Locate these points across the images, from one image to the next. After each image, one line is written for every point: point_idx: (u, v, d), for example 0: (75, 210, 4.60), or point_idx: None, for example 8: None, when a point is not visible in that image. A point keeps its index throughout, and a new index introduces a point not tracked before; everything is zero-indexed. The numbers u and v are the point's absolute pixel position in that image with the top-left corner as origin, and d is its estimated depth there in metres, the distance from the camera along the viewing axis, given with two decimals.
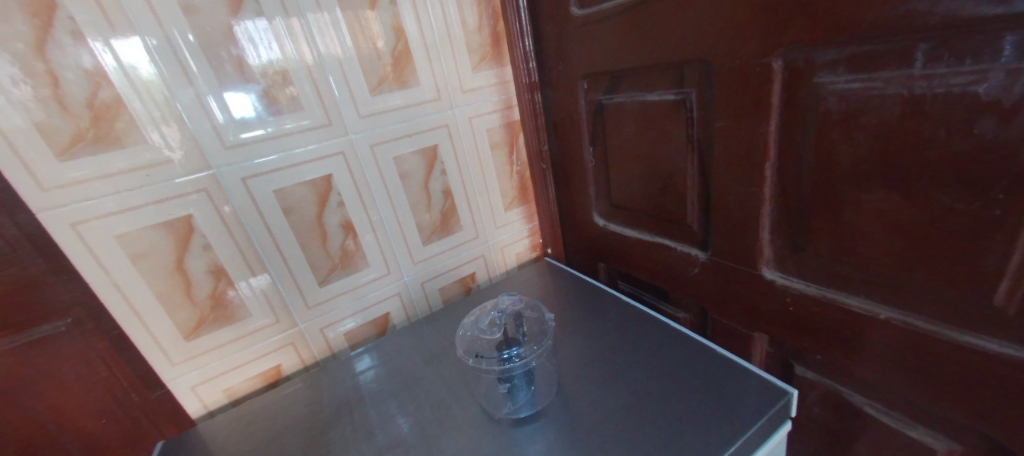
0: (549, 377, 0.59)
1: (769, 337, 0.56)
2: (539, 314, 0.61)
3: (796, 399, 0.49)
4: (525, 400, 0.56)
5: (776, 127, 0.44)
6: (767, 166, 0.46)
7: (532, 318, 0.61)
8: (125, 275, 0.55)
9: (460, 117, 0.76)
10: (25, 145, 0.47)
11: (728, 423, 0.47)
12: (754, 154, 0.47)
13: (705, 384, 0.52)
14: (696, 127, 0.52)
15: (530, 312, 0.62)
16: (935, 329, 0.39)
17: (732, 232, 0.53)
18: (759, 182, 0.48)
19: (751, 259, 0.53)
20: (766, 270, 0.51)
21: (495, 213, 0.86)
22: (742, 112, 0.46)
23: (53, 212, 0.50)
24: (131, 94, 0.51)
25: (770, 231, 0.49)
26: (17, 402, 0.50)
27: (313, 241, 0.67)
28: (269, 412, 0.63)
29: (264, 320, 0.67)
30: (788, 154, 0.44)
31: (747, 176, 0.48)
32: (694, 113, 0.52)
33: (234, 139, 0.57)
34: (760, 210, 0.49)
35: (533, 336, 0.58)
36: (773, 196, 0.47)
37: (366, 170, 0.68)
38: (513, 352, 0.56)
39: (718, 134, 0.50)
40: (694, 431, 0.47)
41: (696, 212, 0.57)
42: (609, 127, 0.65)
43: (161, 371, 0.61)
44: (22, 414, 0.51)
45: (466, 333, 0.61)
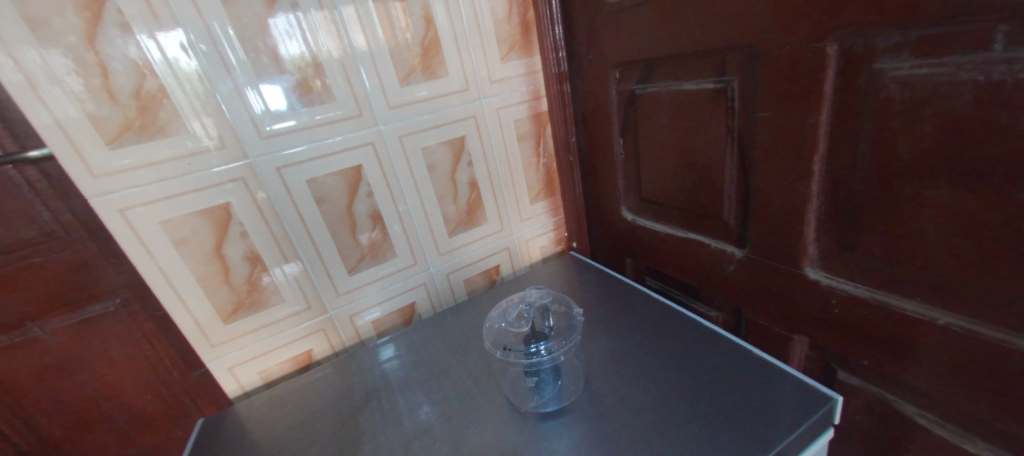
0: (576, 373, 0.58)
1: (809, 340, 0.53)
2: (566, 309, 0.61)
3: (840, 407, 0.47)
4: (552, 395, 0.55)
5: (827, 118, 0.41)
6: (815, 159, 0.44)
7: (559, 313, 0.61)
8: (169, 259, 0.58)
9: (488, 109, 0.75)
10: (78, 133, 0.50)
11: (769, 424, 0.45)
12: (800, 146, 0.44)
13: (742, 384, 0.51)
14: (736, 119, 0.50)
15: (557, 306, 0.62)
16: (1000, 338, 0.36)
17: (773, 228, 0.51)
18: (805, 176, 0.45)
19: (792, 258, 0.50)
20: (810, 270, 0.49)
21: (521, 206, 0.85)
22: (790, 102, 0.44)
23: (103, 198, 0.52)
24: (174, 84, 0.53)
25: (816, 228, 0.47)
26: (73, 375, 0.56)
27: (343, 230, 0.68)
28: (302, 394, 0.65)
29: (296, 306, 0.68)
30: (840, 146, 0.41)
31: (792, 168, 0.46)
32: (735, 104, 0.49)
33: (269, 130, 0.59)
34: (805, 205, 0.46)
35: (559, 330, 0.58)
36: (820, 191, 0.45)
37: (394, 160, 0.69)
38: (540, 345, 0.55)
39: (760, 125, 0.47)
40: (734, 431, 0.46)
41: (733, 207, 0.55)
42: (641, 118, 0.64)
43: (201, 351, 0.64)
44: (77, 385, 0.56)
45: (490, 326, 0.61)
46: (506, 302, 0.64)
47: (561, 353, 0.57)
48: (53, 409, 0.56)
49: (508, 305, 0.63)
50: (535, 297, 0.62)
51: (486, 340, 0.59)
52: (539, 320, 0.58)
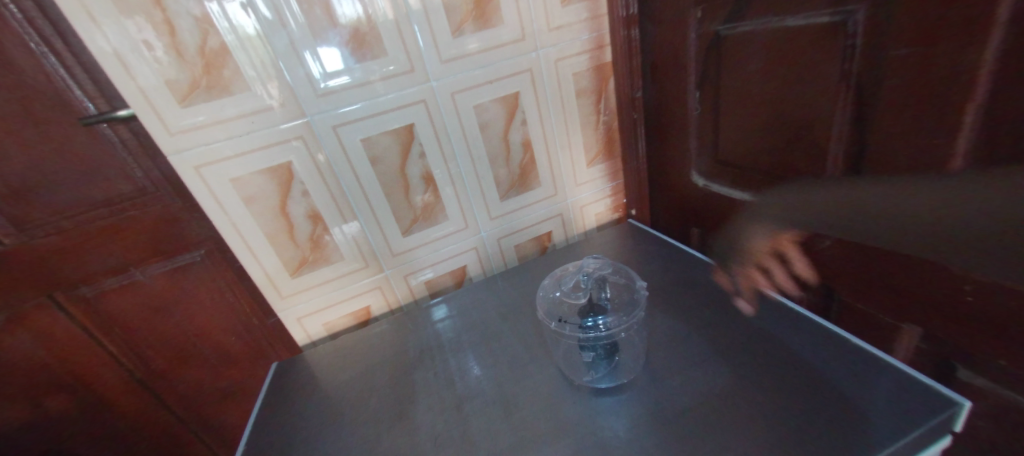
0: (635, 352, 0.55)
1: (920, 330, 0.45)
2: (627, 282, 0.57)
3: (966, 413, 0.41)
4: (607, 373, 0.53)
5: (996, 56, 0.32)
6: (970, 109, 0.34)
7: (619, 286, 0.57)
8: (241, 215, 0.61)
9: (545, 61, 0.69)
10: (155, 93, 0.52)
11: (872, 419, 0.41)
12: (949, 92, 0.35)
13: (839, 375, 0.46)
14: (856, 62, 0.41)
15: (618, 279, 0.58)
16: None
17: (900, 164, 0.41)
18: (950, 133, 0.36)
19: (932, 155, 0.38)
20: (959, 161, 0.36)
21: (577, 169, 0.80)
22: (942, 34, 0.34)
23: (179, 155, 0.56)
24: (235, 42, 0.53)
25: (965, 156, 0.36)
26: (174, 306, 0.70)
27: (396, 191, 0.68)
28: (362, 348, 0.68)
29: (355, 264, 0.70)
30: (1011, 92, 0.32)
31: (937, 123, 0.37)
32: (858, 41, 0.40)
33: (325, 87, 0.58)
34: (944, 173, 0.37)
35: (619, 304, 0.55)
36: (971, 150, 0.35)
37: (446, 118, 0.66)
38: (598, 319, 0.52)
39: (893, 65, 0.38)
40: (829, 420, 0.42)
41: (843, 135, 0.45)
42: (727, 65, 0.55)
43: (273, 302, 0.69)
44: (177, 314, 0.71)
45: (544, 294, 0.59)
46: (562, 271, 0.61)
47: (620, 329, 0.53)
48: (161, 328, 0.71)
49: (564, 275, 0.61)
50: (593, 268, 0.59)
51: (540, 308, 0.57)
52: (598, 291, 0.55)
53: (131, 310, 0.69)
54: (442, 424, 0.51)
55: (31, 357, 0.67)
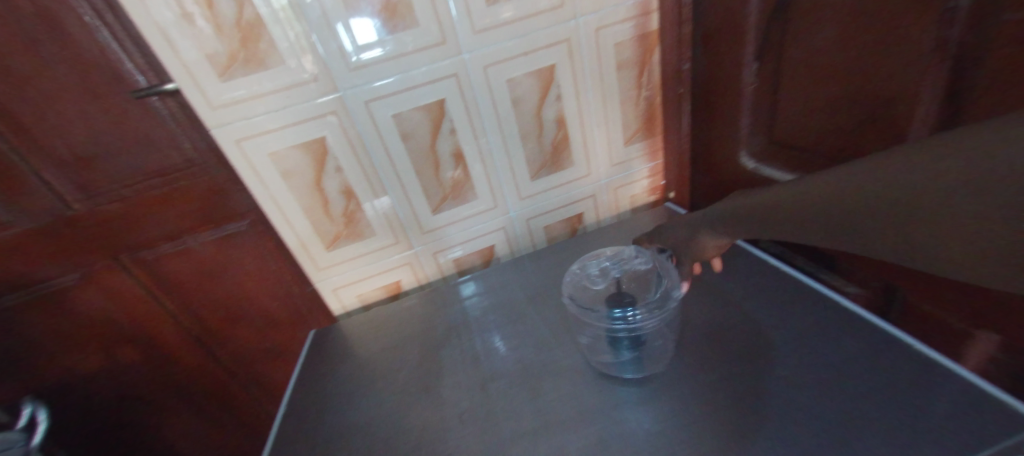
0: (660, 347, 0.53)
1: (998, 339, 0.41)
2: (655, 277, 0.56)
3: None
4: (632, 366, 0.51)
5: None
6: None
7: (648, 280, 0.57)
8: (279, 188, 0.63)
9: (584, 31, 0.65)
10: (196, 68, 0.53)
11: (931, 434, 0.38)
12: None
13: (893, 383, 0.43)
14: (957, 28, 0.35)
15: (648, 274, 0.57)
16: None
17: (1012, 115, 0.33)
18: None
19: None
20: None
21: (613, 148, 0.76)
22: None
23: (221, 130, 0.57)
24: (269, 14, 0.53)
25: None
26: (225, 272, 0.75)
27: (427, 168, 0.68)
28: (393, 321, 0.70)
29: (387, 239, 0.71)
30: None
31: None
32: (962, 3, 0.34)
33: (357, 61, 0.57)
34: None
35: (644, 296, 0.54)
36: None
37: (478, 93, 0.64)
38: (627, 311, 0.51)
39: (1005, 31, 0.32)
40: (880, 433, 0.39)
41: (939, 83, 0.37)
42: (791, 33, 0.49)
43: (311, 273, 0.72)
44: (228, 279, 0.76)
45: (569, 280, 0.59)
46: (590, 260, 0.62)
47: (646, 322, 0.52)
48: (213, 291, 0.77)
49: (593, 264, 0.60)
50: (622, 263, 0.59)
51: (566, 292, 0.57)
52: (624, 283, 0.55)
53: (186, 274, 0.74)
54: (469, 402, 0.52)
55: (102, 312, 0.74)
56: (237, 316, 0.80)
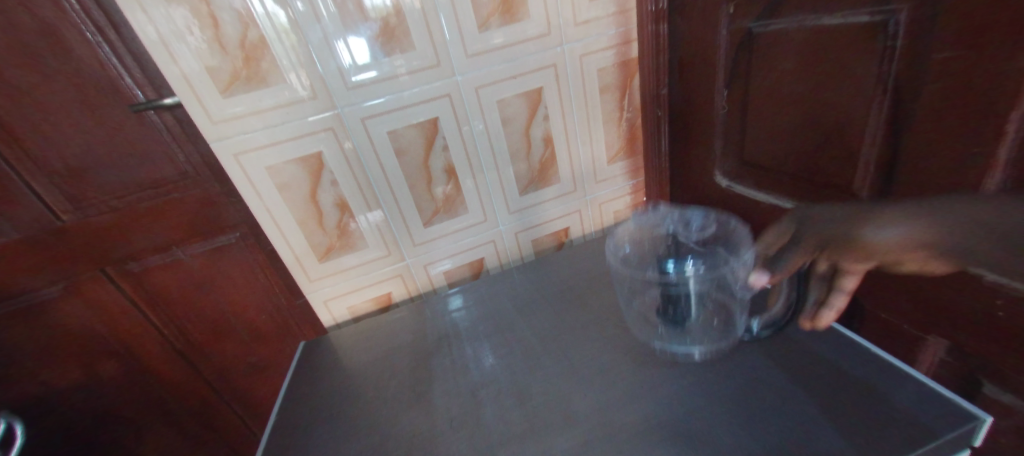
0: (715, 325, 0.60)
1: (947, 343, 0.45)
2: (723, 248, 0.66)
3: (987, 428, 0.40)
4: (678, 332, 0.59)
5: None
6: (1012, 115, 0.33)
7: (719, 240, 0.68)
8: (274, 201, 0.64)
9: (570, 56, 0.69)
10: (199, 83, 0.55)
11: (884, 428, 0.41)
12: (990, 99, 0.34)
13: (853, 382, 0.46)
14: (896, 63, 0.39)
15: (718, 236, 0.68)
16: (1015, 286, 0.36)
17: (942, 144, 0.38)
18: (992, 137, 0.34)
19: (983, 118, 0.35)
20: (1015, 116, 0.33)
21: (597, 166, 0.80)
22: (985, 38, 0.33)
23: (221, 144, 0.59)
24: (272, 35, 0.55)
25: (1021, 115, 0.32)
26: (214, 284, 0.75)
27: (420, 183, 0.70)
28: (383, 332, 0.71)
29: (379, 251, 0.73)
30: None
31: (974, 130, 0.35)
32: (898, 42, 0.39)
33: (355, 81, 0.60)
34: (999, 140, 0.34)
35: (709, 256, 0.65)
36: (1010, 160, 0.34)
37: (470, 112, 0.67)
38: (682, 265, 0.61)
39: (935, 69, 0.37)
40: (841, 428, 0.42)
41: (882, 115, 0.42)
42: (757, 64, 0.54)
43: (302, 284, 0.73)
44: (216, 291, 0.76)
45: (628, 249, 0.74)
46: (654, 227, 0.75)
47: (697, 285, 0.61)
48: (199, 304, 0.76)
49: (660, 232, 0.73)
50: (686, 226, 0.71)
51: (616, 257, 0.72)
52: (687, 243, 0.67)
53: (173, 286, 0.74)
54: (458, 409, 0.54)
55: (85, 325, 0.74)
56: (223, 329, 0.80)
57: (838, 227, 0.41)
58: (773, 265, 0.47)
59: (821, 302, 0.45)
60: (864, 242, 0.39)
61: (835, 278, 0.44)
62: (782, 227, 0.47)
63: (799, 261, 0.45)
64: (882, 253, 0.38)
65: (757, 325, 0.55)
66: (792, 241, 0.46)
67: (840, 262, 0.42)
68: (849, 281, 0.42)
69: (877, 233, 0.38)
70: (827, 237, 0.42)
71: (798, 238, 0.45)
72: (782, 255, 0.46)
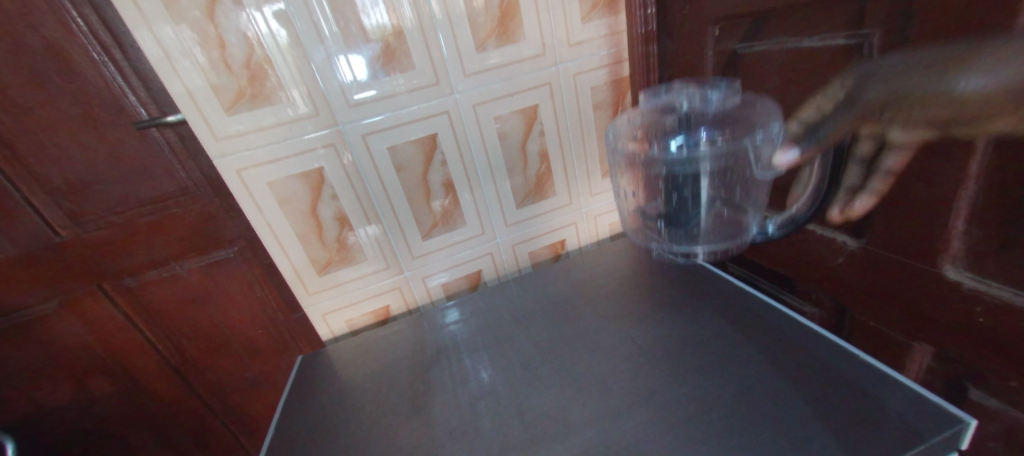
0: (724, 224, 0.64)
1: (931, 349, 0.47)
2: (750, 117, 0.55)
3: (971, 431, 0.41)
4: (687, 234, 0.68)
5: None
6: (980, 133, 0.35)
7: (739, 116, 0.57)
8: (275, 215, 0.65)
9: (564, 75, 0.71)
10: (204, 101, 0.57)
11: (873, 434, 0.42)
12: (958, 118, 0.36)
13: (843, 387, 0.48)
14: None
15: (740, 112, 0.57)
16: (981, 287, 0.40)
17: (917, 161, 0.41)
18: (962, 155, 0.37)
19: (951, 135, 0.37)
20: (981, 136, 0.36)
21: (592, 180, 0.82)
22: None
23: (223, 159, 0.60)
24: (276, 55, 0.57)
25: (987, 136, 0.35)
26: (210, 298, 0.75)
27: (418, 197, 0.71)
28: (381, 345, 0.72)
29: (377, 264, 0.74)
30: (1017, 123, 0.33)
31: (945, 147, 0.38)
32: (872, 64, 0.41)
33: (356, 99, 0.62)
34: (967, 157, 0.37)
35: (729, 126, 0.57)
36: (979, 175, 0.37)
37: (468, 129, 0.69)
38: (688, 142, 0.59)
39: None
40: (832, 433, 0.43)
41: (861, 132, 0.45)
42: (743, 82, 0.57)
43: (301, 298, 0.73)
44: (213, 306, 0.76)
45: (632, 128, 0.67)
46: (666, 105, 0.64)
47: (710, 189, 0.62)
48: (195, 318, 0.76)
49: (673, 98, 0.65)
50: (702, 103, 0.61)
51: (620, 154, 0.66)
52: (701, 131, 0.59)
53: (169, 301, 0.74)
54: (458, 420, 0.54)
55: (79, 341, 0.73)
56: (218, 344, 0.79)
57: (903, 80, 0.38)
58: (814, 135, 0.47)
59: (851, 195, 0.47)
60: (935, 98, 0.36)
61: (878, 155, 0.43)
62: (843, 81, 0.44)
63: (842, 126, 0.45)
64: (954, 107, 0.35)
65: (773, 225, 0.58)
66: (843, 103, 0.44)
67: (892, 134, 0.41)
68: (894, 157, 0.42)
69: (956, 85, 0.34)
70: (892, 93, 0.39)
71: (854, 99, 0.42)
72: (828, 119, 0.45)
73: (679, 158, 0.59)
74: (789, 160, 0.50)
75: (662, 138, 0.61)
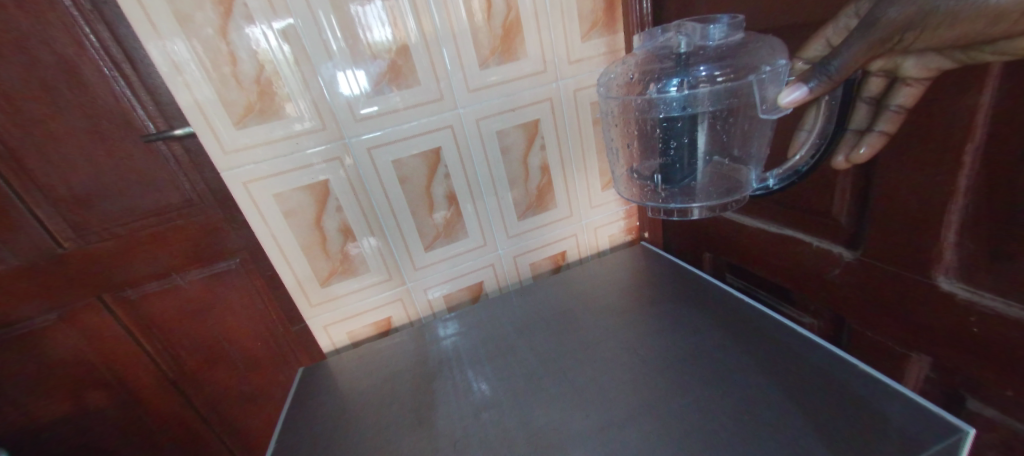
0: (723, 182, 0.53)
1: (928, 358, 0.48)
2: (754, 52, 0.46)
3: (971, 439, 0.42)
4: (681, 189, 0.54)
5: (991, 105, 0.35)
6: (968, 149, 0.38)
7: (741, 50, 0.47)
8: (280, 227, 0.66)
9: (564, 91, 0.73)
10: (213, 115, 0.58)
11: (873, 443, 0.43)
12: (947, 135, 0.38)
13: (843, 397, 0.48)
14: None
15: (744, 43, 0.48)
16: (973, 298, 0.41)
17: (908, 175, 0.43)
18: (951, 170, 0.39)
19: (942, 150, 0.39)
20: (970, 152, 0.38)
21: (591, 192, 0.83)
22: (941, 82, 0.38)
23: (231, 171, 0.61)
24: (286, 71, 0.59)
25: (975, 152, 0.37)
26: (211, 310, 0.75)
27: (422, 209, 0.72)
28: (383, 356, 0.72)
29: (380, 276, 0.74)
30: (1003, 140, 0.35)
31: (936, 162, 0.40)
32: None
33: (363, 113, 0.63)
34: (957, 172, 0.39)
35: (728, 63, 0.47)
36: (968, 189, 0.39)
37: (471, 142, 0.71)
38: (682, 83, 0.49)
39: None
40: (833, 444, 0.43)
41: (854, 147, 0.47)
42: None
43: (303, 309, 0.73)
44: (213, 318, 0.76)
45: (625, 70, 0.54)
46: (662, 46, 0.52)
47: (707, 137, 0.51)
48: (195, 330, 0.76)
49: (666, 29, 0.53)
50: (701, 40, 0.50)
51: (609, 104, 0.54)
52: (701, 69, 0.48)
53: (169, 313, 0.74)
54: (462, 432, 0.54)
55: (77, 353, 0.73)
56: (217, 356, 0.79)
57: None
58: (825, 69, 0.37)
59: (858, 138, 0.42)
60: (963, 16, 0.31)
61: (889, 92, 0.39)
62: (859, 5, 0.39)
63: (856, 61, 0.36)
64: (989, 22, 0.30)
65: (775, 178, 0.51)
66: (858, 29, 0.35)
67: (904, 65, 0.36)
68: (906, 91, 0.37)
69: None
70: (916, 12, 0.32)
71: (871, 20, 0.34)
72: (840, 49, 0.36)
73: (678, 98, 0.48)
74: (796, 100, 0.38)
75: (659, 78, 0.51)
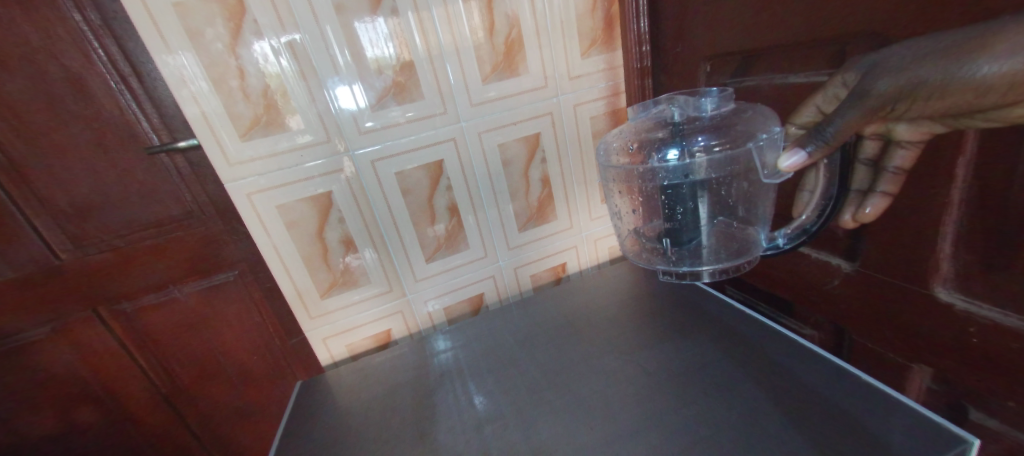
0: (732, 244, 0.55)
1: (929, 369, 0.48)
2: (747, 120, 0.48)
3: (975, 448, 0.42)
4: (690, 251, 0.55)
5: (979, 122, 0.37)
6: (958, 164, 0.39)
7: (734, 120, 0.49)
8: (282, 238, 0.66)
9: (564, 105, 0.75)
10: (220, 127, 0.58)
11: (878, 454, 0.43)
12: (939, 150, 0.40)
13: (846, 407, 0.48)
14: None
15: (737, 115, 0.50)
16: (972, 307, 0.42)
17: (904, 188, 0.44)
18: (944, 182, 0.40)
19: (936, 164, 0.40)
20: (962, 166, 0.39)
21: (591, 204, 0.84)
22: None
23: (235, 183, 0.61)
24: (293, 84, 0.60)
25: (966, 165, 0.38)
26: (207, 322, 0.74)
27: (424, 220, 0.73)
28: (383, 370, 0.71)
29: (381, 288, 0.74)
30: (994, 154, 0.37)
31: (929, 175, 0.41)
32: None
33: (368, 126, 0.64)
34: (950, 185, 0.40)
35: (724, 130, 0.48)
36: (962, 201, 0.40)
37: (473, 155, 0.72)
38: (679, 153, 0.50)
39: None
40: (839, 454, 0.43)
41: None
42: None
43: (302, 322, 0.73)
44: (210, 331, 0.75)
45: (623, 139, 0.55)
46: (657, 116, 0.54)
47: (709, 204, 0.53)
48: (190, 343, 0.75)
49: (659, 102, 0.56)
50: (694, 112, 0.52)
51: (609, 172, 0.55)
52: (698, 139, 0.49)
53: (164, 326, 0.73)
54: (464, 446, 0.53)
55: (68, 368, 0.71)
56: (212, 370, 0.78)
57: (914, 71, 0.33)
58: (820, 136, 0.37)
59: (862, 198, 0.43)
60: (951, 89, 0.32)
61: (884, 155, 0.41)
62: (844, 77, 0.40)
63: (849, 127, 0.36)
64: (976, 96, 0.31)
65: (784, 237, 0.51)
66: (848, 101, 0.36)
67: (897, 130, 0.38)
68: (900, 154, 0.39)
69: (968, 70, 0.31)
70: (904, 85, 0.34)
71: (862, 92, 0.35)
72: (834, 117, 0.36)
73: (677, 168, 0.50)
74: (795, 164, 0.39)
75: (658, 148, 0.51)
